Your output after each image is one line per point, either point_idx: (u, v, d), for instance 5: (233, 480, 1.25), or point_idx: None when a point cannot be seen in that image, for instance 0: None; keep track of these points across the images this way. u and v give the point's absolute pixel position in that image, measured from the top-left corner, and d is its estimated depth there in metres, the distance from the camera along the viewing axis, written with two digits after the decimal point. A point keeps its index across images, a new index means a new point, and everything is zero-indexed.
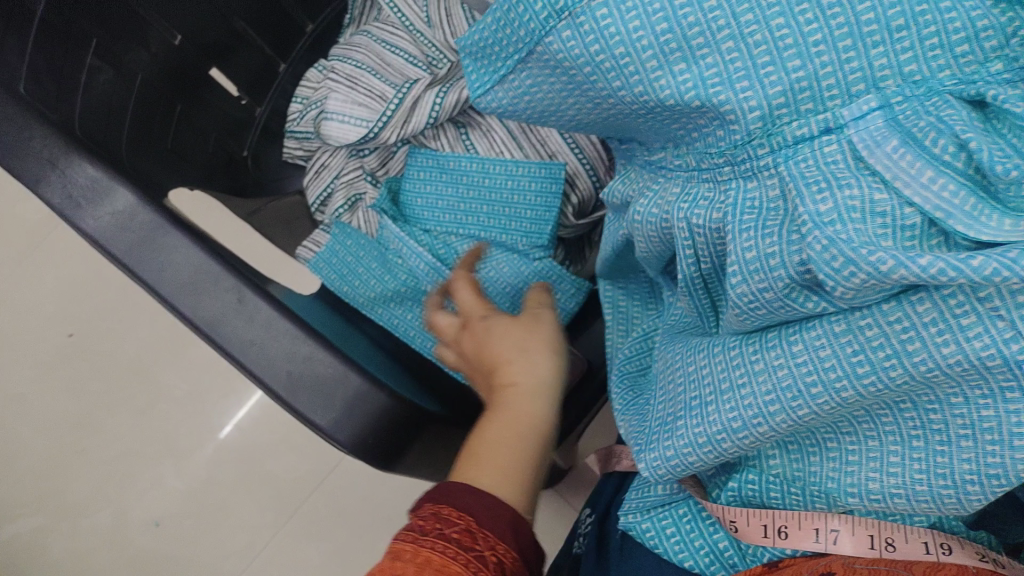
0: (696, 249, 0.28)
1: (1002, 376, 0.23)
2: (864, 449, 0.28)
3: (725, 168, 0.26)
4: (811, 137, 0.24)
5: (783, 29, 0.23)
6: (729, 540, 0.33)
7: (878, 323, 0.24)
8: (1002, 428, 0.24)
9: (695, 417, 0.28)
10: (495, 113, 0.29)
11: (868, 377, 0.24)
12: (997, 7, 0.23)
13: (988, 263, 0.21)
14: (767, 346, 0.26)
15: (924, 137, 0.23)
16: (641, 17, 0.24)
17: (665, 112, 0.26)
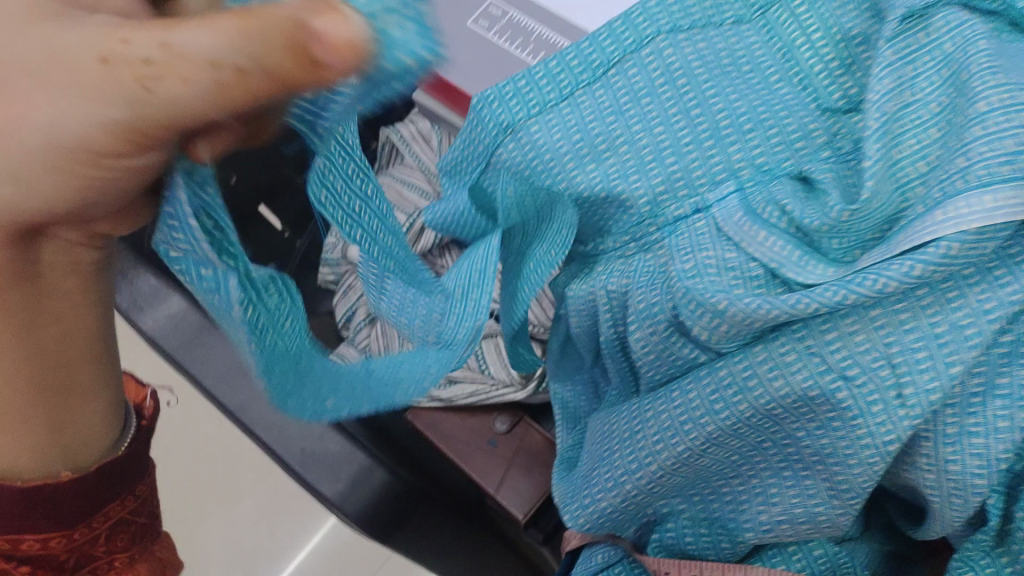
0: (613, 314, 0.32)
1: (827, 410, 0.27)
2: (749, 491, 0.32)
3: (630, 246, 0.32)
4: (686, 216, 0.30)
5: (663, 134, 0.31)
6: None
7: (731, 369, 0.29)
8: (839, 452, 0.27)
9: (607, 469, 0.33)
10: (463, 219, 0.35)
11: (723, 412, 0.29)
12: (827, 116, 0.30)
13: (801, 300, 0.26)
14: (657, 399, 0.31)
15: (763, 210, 0.29)
16: (563, 132, 0.31)
17: (585, 207, 0.31)
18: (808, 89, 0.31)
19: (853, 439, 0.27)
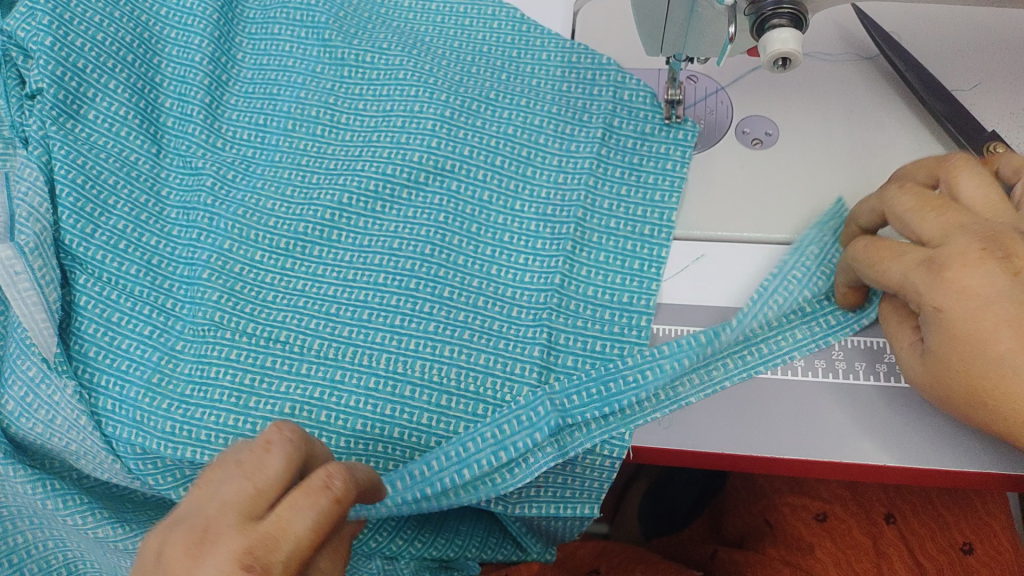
0: (102, 284, 0.62)
1: (162, 302, 0.62)
2: (153, 321, 0.61)
3: (185, 276, 0.63)
4: (140, 361, 0.60)
5: (155, 256, 0.64)
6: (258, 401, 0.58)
7: (244, 286, 0.63)
8: (178, 303, 0.62)
9: (115, 357, 0.60)
10: (126, 333, 0.61)
11: (120, 351, 0.60)
12: (101, 316, 0.61)
13: (86, 300, 0.61)
14: (102, 305, 0.61)
15: (114, 359, 0.60)
16: (202, 261, 0.63)
17: (249, 287, 0.63)
18: (99, 324, 0.61)
19: (201, 296, 0.62)
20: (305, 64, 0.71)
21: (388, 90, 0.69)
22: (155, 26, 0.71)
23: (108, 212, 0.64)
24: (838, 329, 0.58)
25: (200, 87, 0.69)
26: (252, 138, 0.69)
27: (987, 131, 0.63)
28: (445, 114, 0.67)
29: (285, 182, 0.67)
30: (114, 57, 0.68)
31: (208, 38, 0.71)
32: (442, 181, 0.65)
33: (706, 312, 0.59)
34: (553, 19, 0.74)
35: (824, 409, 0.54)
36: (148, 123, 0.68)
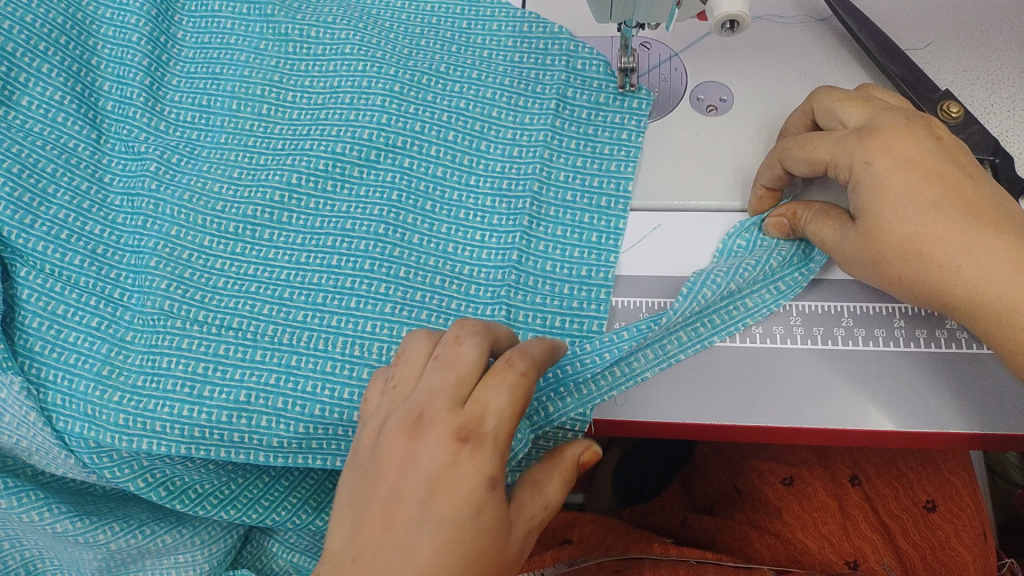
0: (45, 276, 0.60)
1: (110, 291, 0.60)
2: (102, 312, 0.60)
3: (132, 263, 0.61)
4: (89, 352, 0.58)
5: (100, 245, 0.62)
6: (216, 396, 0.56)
7: (195, 271, 0.61)
8: (126, 292, 0.61)
9: (61, 350, 0.58)
10: (73, 324, 0.59)
11: (67, 343, 0.59)
12: (46, 307, 0.59)
13: (29, 292, 0.59)
14: (47, 297, 0.59)
15: (62, 352, 0.58)
16: (150, 247, 0.61)
17: (200, 272, 0.61)
18: (44, 316, 0.59)
19: (149, 284, 0.60)
20: (247, 42, 0.69)
21: (335, 66, 0.67)
22: (89, 7, 0.69)
23: (47, 202, 0.62)
24: (795, 295, 0.57)
25: (139, 68, 0.67)
26: (196, 119, 0.67)
27: (940, 90, 0.63)
28: (394, 89, 0.65)
29: (232, 164, 0.64)
30: (46, 40, 0.65)
31: (145, 17, 0.68)
32: (394, 158, 0.64)
33: (661, 284, 0.59)
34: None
35: (779, 373, 0.55)
36: (85, 107, 0.65)
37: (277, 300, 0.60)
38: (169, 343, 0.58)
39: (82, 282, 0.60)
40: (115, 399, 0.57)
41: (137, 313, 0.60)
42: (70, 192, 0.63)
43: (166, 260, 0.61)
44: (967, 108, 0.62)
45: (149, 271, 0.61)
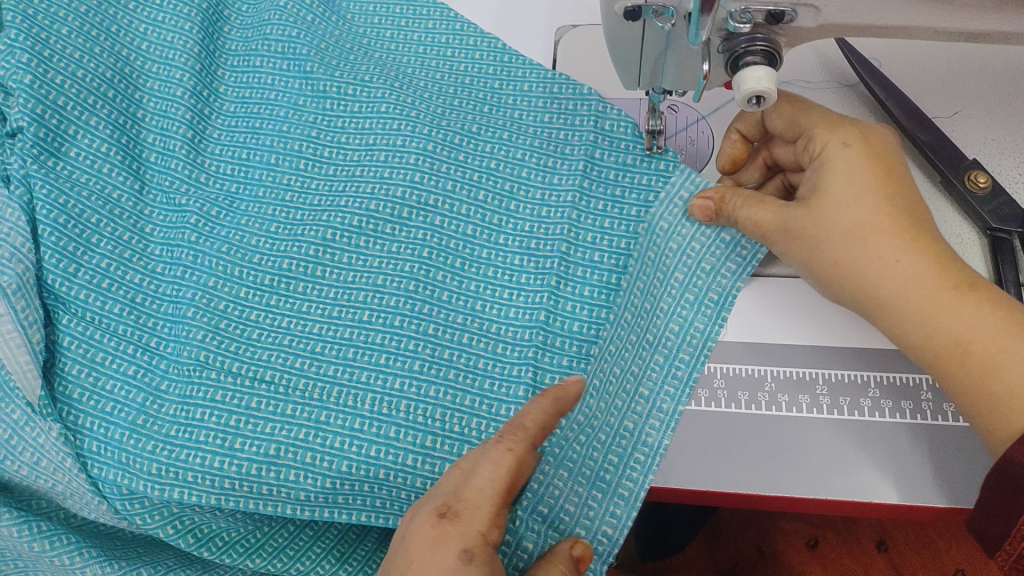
0: (86, 324, 0.62)
1: (147, 340, 0.63)
2: (139, 361, 0.62)
3: (169, 313, 0.64)
4: (126, 400, 0.61)
5: (139, 294, 0.64)
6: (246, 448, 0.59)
7: (230, 323, 0.63)
8: (162, 341, 0.63)
9: (100, 397, 0.61)
10: (111, 373, 0.61)
11: (105, 391, 0.61)
12: (85, 355, 0.61)
13: (70, 340, 0.61)
14: (87, 345, 0.61)
15: (99, 399, 0.61)
16: (187, 298, 0.64)
17: (235, 324, 0.63)
18: (83, 364, 0.61)
19: (185, 335, 0.62)
20: (287, 97, 0.71)
21: (371, 123, 0.69)
22: (136, 61, 0.71)
23: (91, 251, 0.64)
24: (823, 363, 0.58)
25: (182, 121, 0.69)
26: (236, 172, 0.69)
27: (967, 160, 0.64)
28: (427, 148, 0.67)
29: (269, 219, 0.67)
30: (95, 93, 0.68)
31: (189, 72, 0.70)
32: (426, 216, 0.66)
33: (694, 348, 0.59)
34: (536, 49, 0.74)
35: (805, 445, 0.55)
36: (130, 159, 0.68)
37: (309, 356, 0.62)
38: (203, 397, 0.61)
39: (120, 331, 0.62)
40: (150, 449, 0.59)
41: (173, 363, 0.62)
42: (113, 242, 0.65)
43: (203, 311, 0.63)
44: (994, 179, 0.63)
45: (185, 322, 0.63)
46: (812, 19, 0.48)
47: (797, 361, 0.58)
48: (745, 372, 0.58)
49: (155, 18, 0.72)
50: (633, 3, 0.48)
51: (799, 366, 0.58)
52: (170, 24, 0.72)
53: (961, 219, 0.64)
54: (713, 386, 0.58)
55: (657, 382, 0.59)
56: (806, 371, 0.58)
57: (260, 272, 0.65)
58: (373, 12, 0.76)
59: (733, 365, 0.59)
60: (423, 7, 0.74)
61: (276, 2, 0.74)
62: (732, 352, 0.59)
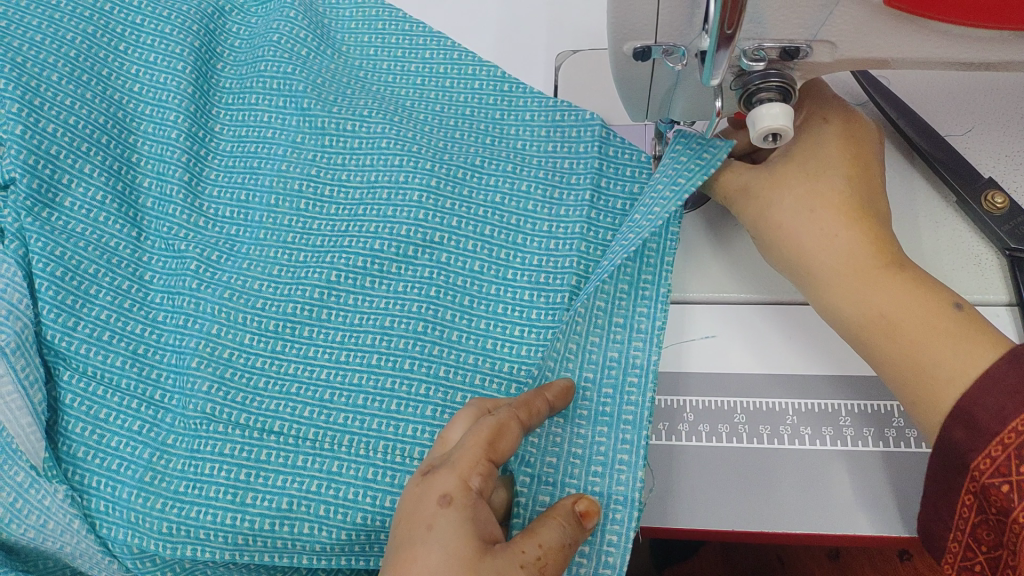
0: (87, 380, 0.60)
1: (152, 394, 0.61)
2: (144, 415, 0.60)
3: (172, 364, 0.62)
4: (132, 456, 0.59)
5: (141, 345, 0.62)
6: (258, 504, 0.57)
7: (237, 371, 0.61)
8: (167, 394, 0.61)
9: (104, 455, 0.59)
10: (116, 428, 0.60)
11: (110, 448, 0.59)
12: (89, 412, 0.60)
13: (72, 397, 0.60)
14: (89, 401, 0.60)
15: (104, 457, 0.59)
16: (190, 347, 0.62)
17: (241, 371, 0.61)
18: (87, 421, 0.60)
19: (191, 386, 0.60)
20: (284, 135, 0.69)
21: (372, 159, 0.68)
22: (129, 104, 0.70)
23: (90, 303, 0.62)
24: (844, 394, 0.58)
25: (178, 165, 0.68)
26: (235, 215, 0.67)
27: (983, 179, 0.62)
28: (431, 184, 0.66)
29: (271, 261, 0.65)
30: (90, 141, 0.66)
31: (184, 114, 0.69)
32: (431, 254, 0.64)
33: (714, 382, 0.59)
34: (535, 75, 0.73)
35: (831, 478, 0.55)
36: (126, 205, 0.66)
37: (317, 402, 0.60)
38: (211, 448, 0.59)
39: (123, 384, 0.61)
40: (158, 507, 0.57)
41: (178, 416, 0.60)
42: (113, 293, 0.63)
43: (208, 360, 0.61)
44: (1011, 198, 0.61)
45: (189, 373, 0.61)
46: (828, 55, 0.47)
47: (818, 393, 0.58)
48: (764, 406, 0.58)
49: (147, 60, 0.71)
50: (643, 42, 0.47)
51: (820, 398, 0.58)
52: (163, 64, 0.70)
53: (979, 238, 0.62)
54: (733, 421, 0.57)
55: (677, 418, 0.58)
56: (828, 403, 0.57)
57: (263, 317, 0.63)
58: (368, 44, 0.74)
59: (753, 399, 0.58)
60: (419, 37, 0.73)
61: (270, 39, 0.73)
62: (742, 385, 0.59)
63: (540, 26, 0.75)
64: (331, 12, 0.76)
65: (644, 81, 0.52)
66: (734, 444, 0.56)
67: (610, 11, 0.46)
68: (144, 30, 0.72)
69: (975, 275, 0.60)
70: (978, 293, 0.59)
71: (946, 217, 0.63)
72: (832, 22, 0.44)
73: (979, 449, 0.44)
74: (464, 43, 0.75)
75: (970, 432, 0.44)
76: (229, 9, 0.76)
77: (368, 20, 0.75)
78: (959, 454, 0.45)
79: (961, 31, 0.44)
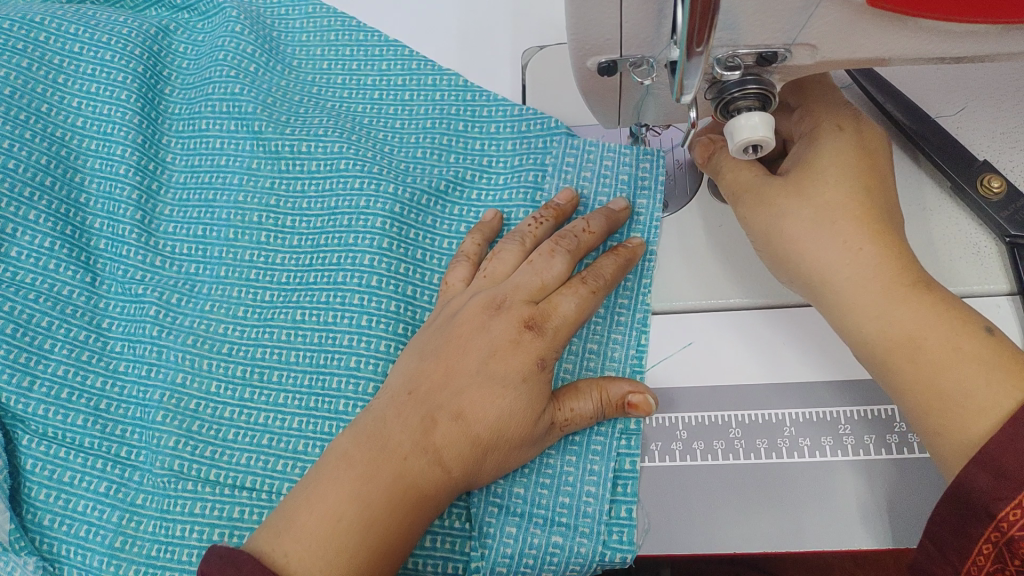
0: (50, 442, 0.58)
1: (117, 454, 0.58)
2: (110, 476, 0.57)
3: (136, 421, 0.59)
4: (98, 522, 0.56)
5: (105, 400, 0.59)
6: None
7: (205, 424, 0.58)
8: (133, 453, 0.58)
9: (71, 522, 0.56)
10: (81, 491, 0.56)
11: (76, 513, 0.56)
12: (53, 476, 0.57)
13: (35, 461, 0.57)
14: (54, 465, 0.57)
15: (70, 523, 0.56)
16: (155, 402, 0.59)
17: (208, 424, 0.58)
18: (51, 485, 0.57)
19: (157, 444, 0.57)
20: (239, 162, 0.65)
21: (332, 183, 0.64)
22: (72, 140, 0.66)
23: (46, 358, 0.59)
24: (845, 400, 0.53)
25: (129, 203, 0.64)
26: (193, 251, 0.63)
27: (978, 161, 0.59)
28: (395, 210, 0.61)
29: (234, 301, 0.61)
30: (32, 184, 0.63)
31: (132, 146, 0.65)
32: (396, 286, 0.60)
33: (705, 397, 0.54)
34: (500, 84, 0.69)
35: (834, 492, 0.51)
36: (77, 250, 0.63)
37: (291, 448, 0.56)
38: (182, 508, 0.56)
39: (86, 444, 0.58)
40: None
41: (146, 475, 0.57)
42: (68, 347, 0.60)
43: (174, 413, 0.58)
44: (1009, 181, 0.58)
45: (156, 427, 0.58)
46: (808, 57, 0.43)
47: (816, 400, 0.53)
48: (760, 418, 0.53)
49: (89, 91, 0.67)
50: (610, 56, 0.43)
51: (819, 405, 0.53)
52: (106, 93, 0.67)
53: (976, 224, 0.59)
54: (728, 436, 0.53)
55: (669, 437, 0.54)
56: (828, 410, 0.53)
57: (231, 361, 0.60)
58: (321, 57, 0.70)
59: (748, 411, 0.53)
60: (374, 47, 0.69)
61: (217, 57, 0.69)
62: (733, 398, 0.54)
63: (502, 22, 0.70)
64: (280, 24, 0.72)
65: (613, 92, 0.48)
66: (731, 461, 0.52)
67: (570, 26, 0.42)
68: (82, 55, 0.68)
69: (974, 264, 0.57)
70: (977, 283, 0.56)
71: (940, 205, 0.60)
72: (812, 27, 0.41)
73: (1006, 498, 0.39)
74: (418, 50, 0.71)
75: (995, 478, 0.39)
76: (172, 27, 0.72)
77: (319, 32, 0.71)
78: (985, 503, 0.39)
79: (955, 28, 0.41)
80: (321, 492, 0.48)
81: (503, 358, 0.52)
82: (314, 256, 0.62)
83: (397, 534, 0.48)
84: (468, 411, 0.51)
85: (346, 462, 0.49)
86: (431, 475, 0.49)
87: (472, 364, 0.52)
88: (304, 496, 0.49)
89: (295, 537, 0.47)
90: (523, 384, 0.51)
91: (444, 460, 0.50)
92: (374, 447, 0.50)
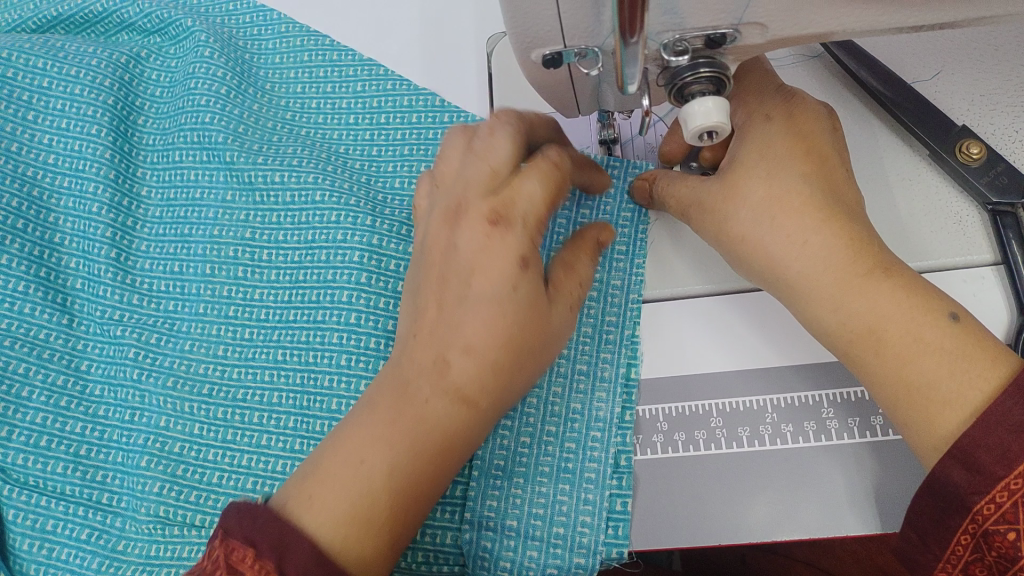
0: (32, 492, 0.60)
1: (100, 497, 0.60)
2: (95, 520, 0.60)
3: (111, 470, 0.61)
4: (86, 563, 0.58)
5: (84, 448, 0.62)
6: None
7: (186, 467, 0.60)
8: (116, 497, 0.60)
9: (61, 567, 0.58)
10: (67, 535, 0.59)
11: (63, 556, 0.59)
12: (36, 522, 0.59)
13: (17, 512, 0.60)
14: (38, 513, 0.59)
15: (59, 565, 0.59)
16: (133, 448, 0.61)
17: (188, 467, 0.60)
18: (37, 529, 0.59)
19: (134, 492, 0.59)
20: (213, 195, 0.67)
21: (307, 216, 0.64)
22: (44, 179, 0.68)
23: (24, 406, 0.62)
24: (826, 382, 0.53)
25: (103, 241, 0.66)
26: (170, 288, 0.65)
27: (956, 127, 0.58)
28: (372, 242, 0.62)
29: (215, 340, 0.63)
30: (6, 228, 0.66)
31: (103, 183, 0.67)
32: (365, 297, 0.61)
33: (688, 388, 0.55)
34: (473, 105, 0.68)
35: (817, 477, 0.51)
36: (52, 291, 0.65)
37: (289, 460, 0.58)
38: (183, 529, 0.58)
39: (73, 483, 0.60)
40: None
41: (128, 519, 0.59)
42: (51, 387, 0.63)
43: (154, 456, 0.60)
44: (988, 146, 0.57)
45: (147, 454, 0.60)
46: (760, 36, 0.42)
47: (798, 386, 0.54)
48: (742, 405, 0.54)
49: (59, 127, 0.69)
50: (552, 49, 0.43)
51: (799, 389, 0.54)
52: (77, 129, 0.68)
53: (958, 193, 0.57)
54: (711, 426, 0.54)
55: (652, 429, 0.55)
56: (809, 395, 0.53)
57: (219, 387, 0.61)
58: (293, 80, 0.71)
59: (730, 398, 0.54)
60: (348, 68, 0.69)
61: (189, 85, 0.69)
62: (716, 386, 0.54)
63: (469, 25, 0.70)
64: (253, 46, 0.72)
65: (563, 85, 0.47)
66: (713, 452, 0.53)
67: (508, 20, 0.41)
68: (50, 90, 0.69)
69: (955, 234, 0.56)
70: (959, 255, 0.55)
71: (918, 174, 0.58)
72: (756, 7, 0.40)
73: (982, 493, 0.40)
74: (392, 69, 0.70)
75: (970, 474, 0.40)
76: (145, 54, 0.72)
77: (292, 53, 0.71)
78: (959, 496, 0.41)
79: None
80: (332, 474, 0.45)
81: (481, 269, 0.45)
82: (297, 275, 0.63)
83: (442, 447, 0.46)
84: (473, 341, 0.45)
85: (365, 466, 0.44)
86: (451, 412, 0.45)
87: (456, 286, 0.46)
88: (315, 473, 0.45)
89: (319, 481, 0.45)
90: (514, 294, 0.45)
91: (467, 369, 0.45)
92: (394, 396, 0.46)
